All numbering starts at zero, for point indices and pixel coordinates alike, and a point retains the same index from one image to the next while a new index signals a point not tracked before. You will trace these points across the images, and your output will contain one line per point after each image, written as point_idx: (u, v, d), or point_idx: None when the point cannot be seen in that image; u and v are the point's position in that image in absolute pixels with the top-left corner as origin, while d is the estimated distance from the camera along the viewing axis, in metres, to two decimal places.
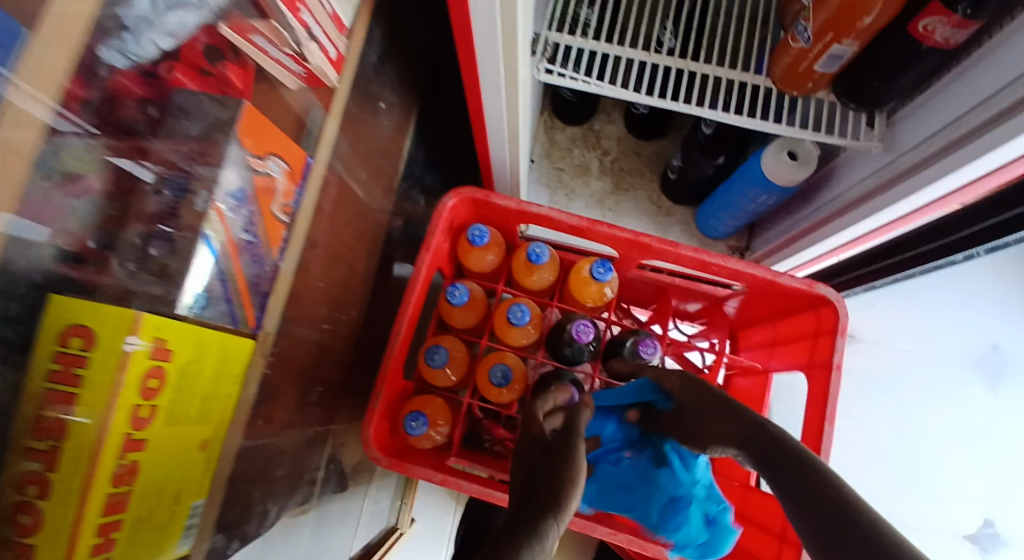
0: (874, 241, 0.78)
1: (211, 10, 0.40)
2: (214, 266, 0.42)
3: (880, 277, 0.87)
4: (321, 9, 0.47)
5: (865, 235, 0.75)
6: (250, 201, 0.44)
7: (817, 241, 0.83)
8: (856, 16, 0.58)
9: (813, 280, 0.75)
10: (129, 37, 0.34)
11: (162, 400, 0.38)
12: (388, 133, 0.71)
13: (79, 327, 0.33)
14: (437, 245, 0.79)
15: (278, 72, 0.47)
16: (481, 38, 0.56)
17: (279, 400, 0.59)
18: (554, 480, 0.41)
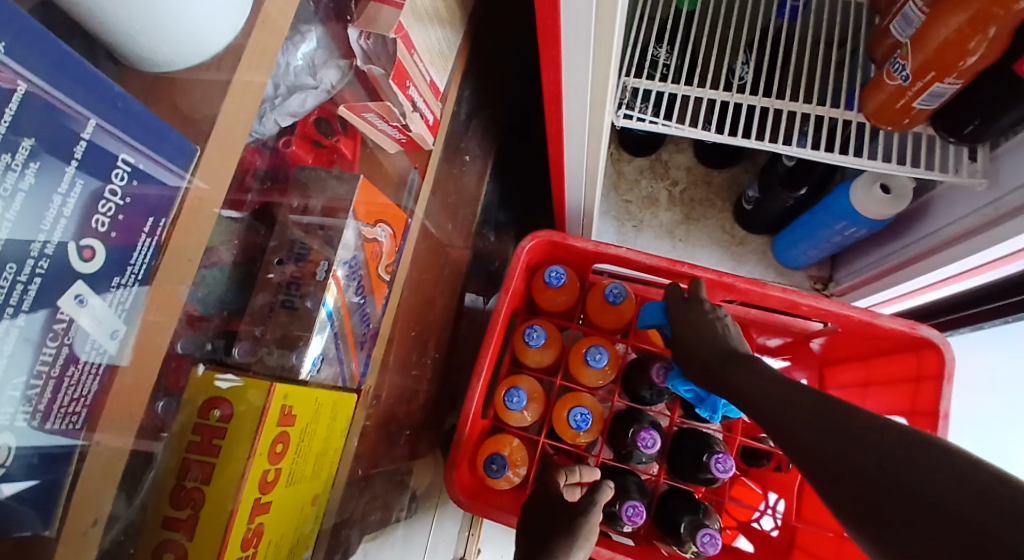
0: (968, 283, 0.72)
1: (325, 90, 0.45)
2: (331, 331, 0.44)
3: (960, 327, 0.81)
4: (422, 80, 0.50)
5: (965, 274, 0.69)
6: (359, 266, 0.47)
7: (909, 278, 0.78)
8: (958, 57, 0.56)
9: (916, 321, 0.71)
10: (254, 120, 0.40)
11: (284, 464, 0.39)
12: (470, 183, 0.77)
13: (218, 400, 0.35)
14: (514, 287, 0.80)
15: (380, 138, 0.52)
16: (568, 91, 0.57)
17: (370, 444, 0.61)
18: (553, 555, 0.51)
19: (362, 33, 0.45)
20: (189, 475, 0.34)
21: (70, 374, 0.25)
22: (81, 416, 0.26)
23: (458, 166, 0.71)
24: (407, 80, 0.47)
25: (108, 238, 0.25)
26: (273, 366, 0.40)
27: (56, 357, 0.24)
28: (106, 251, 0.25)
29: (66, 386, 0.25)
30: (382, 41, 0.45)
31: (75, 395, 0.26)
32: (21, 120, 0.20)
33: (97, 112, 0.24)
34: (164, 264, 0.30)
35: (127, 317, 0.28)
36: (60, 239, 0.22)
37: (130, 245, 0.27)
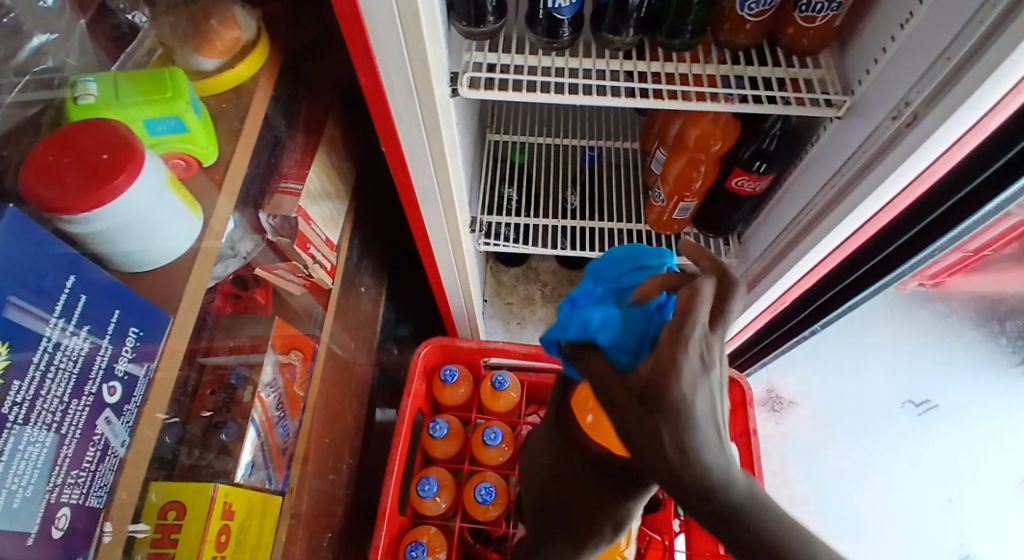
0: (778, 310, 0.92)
1: (242, 257, 0.60)
2: (257, 440, 0.55)
3: (788, 342, 0.99)
4: (319, 240, 0.67)
5: (755, 319, 0.94)
6: (278, 385, 0.59)
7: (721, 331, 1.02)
8: (689, 183, 0.85)
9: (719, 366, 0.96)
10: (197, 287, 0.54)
11: (227, 552, 0.48)
12: (367, 306, 0.93)
13: (174, 503, 0.46)
14: (415, 389, 0.94)
15: (287, 286, 0.68)
16: (430, 218, 0.77)
17: (295, 550, 0.69)
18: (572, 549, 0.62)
19: (270, 216, 0.60)
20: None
21: (98, 473, 0.35)
22: (101, 505, 0.36)
23: (354, 296, 0.87)
24: (308, 244, 0.64)
25: (124, 379, 0.37)
26: (216, 472, 0.51)
27: (90, 464, 0.35)
28: (122, 388, 0.37)
29: (96, 479, 0.35)
30: (286, 220, 0.61)
31: (98, 488, 0.36)
32: (82, 315, 0.34)
33: (123, 301, 0.38)
34: (152, 394, 0.40)
35: (130, 434, 0.38)
36: (97, 383, 0.35)
37: (135, 382, 0.38)
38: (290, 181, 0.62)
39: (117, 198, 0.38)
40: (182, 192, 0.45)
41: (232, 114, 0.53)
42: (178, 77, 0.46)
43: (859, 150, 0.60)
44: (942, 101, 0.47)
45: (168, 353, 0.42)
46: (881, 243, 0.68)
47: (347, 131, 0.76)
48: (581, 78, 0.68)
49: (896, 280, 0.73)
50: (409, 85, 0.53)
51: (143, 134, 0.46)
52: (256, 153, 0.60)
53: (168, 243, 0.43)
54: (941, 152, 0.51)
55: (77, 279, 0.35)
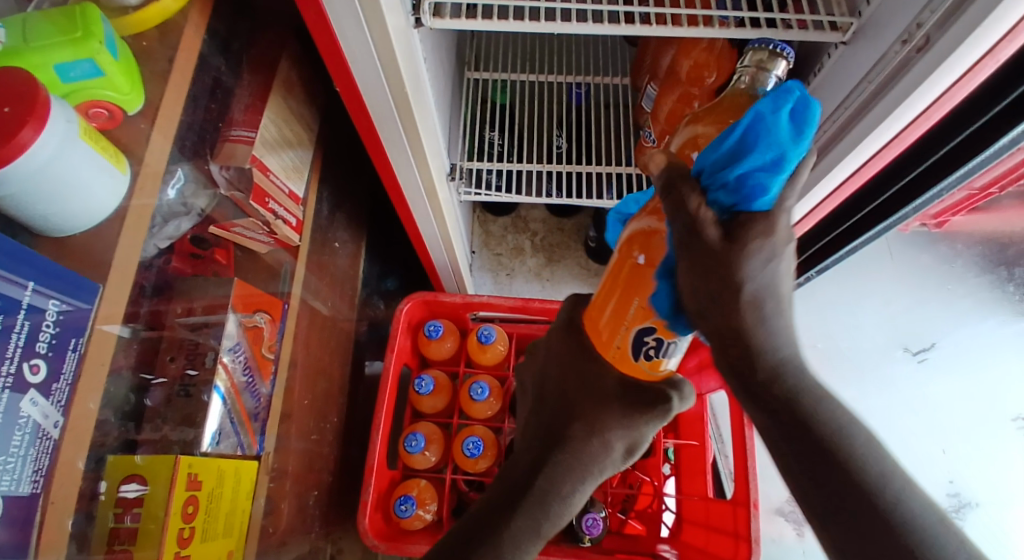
0: None
1: (197, 213, 0.56)
2: (223, 407, 0.53)
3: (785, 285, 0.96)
4: (281, 193, 0.63)
5: None
6: (244, 348, 0.57)
7: None
8: None
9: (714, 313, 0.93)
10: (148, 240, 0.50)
11: (198, 521, 0.48)
12: (345, 261, 0.90)
13: (135, 476, 0.46)
14: (400, 344, 0.92)
15: (252, 244, 0.64)
16: (398, 163, 0.72)
17: (282, 510, 0.70)
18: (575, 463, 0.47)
19: (223, 167, 0.56)
20: (121, 530, 0.44)
21: (30, 457, 0.35)
22: (41, 490, 0.36)
23: (329, 251, 0.83)
24: (267, 197, 0.60)
25: (47, 357, 0.36)
26: (177, 443, 0.50)
27: (19, 448, 0.34)
28: (47, 366, 0.36)
29: (28, 465, 0.35)
30: (241, 171, 0.56)
31: (34, 473, 0.36)
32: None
33: (40, 271, 0.36)
34: (85, 370, 0.40)
35: (65, 414, 0.38)
36: (14, 363, 0.34)
37: (62, 360, 0.37)
38: (240, 129, 0.57)
39: (24, 155, 0.34)
40: (101, 144, 0.41)
41: (158, 54, 0.49)
42: (91, 12, 0.40)
43: (862, 81, 0.54)
44: (952, 27, 0.42)
45: (98, 332, 0.41)
46: (883, 184, 0.64)
47: (309, 71, 0.69)
48: (558, 2, 0.60)
49: (898, 223, 0.70)
50: (357, 14, 0.47)
51: (56, 82, 0.40)
52: (193, 99, 0.54)
53: (95, 205, 0.41)
54: (949, 85, 0.46)
55: None
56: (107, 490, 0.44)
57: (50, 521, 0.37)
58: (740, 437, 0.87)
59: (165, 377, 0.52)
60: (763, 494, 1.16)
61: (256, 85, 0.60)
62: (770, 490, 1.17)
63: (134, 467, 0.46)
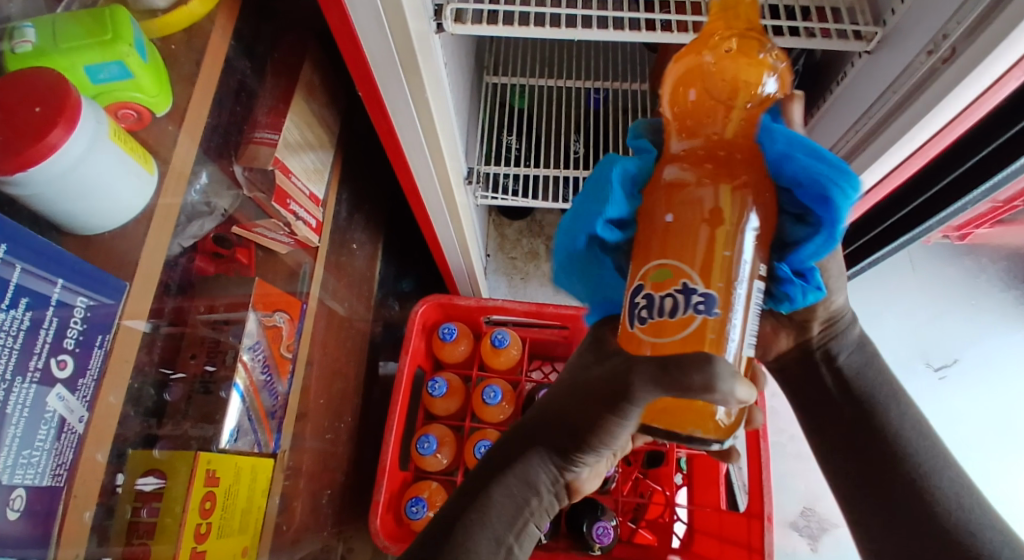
0: None
1: (220, 213, 0.58)
2: (242, 405, 0.53)
3: None
4: (302, 194, 0.64)
5: None
6: (263, 347, 0.57)
7: None
8: None
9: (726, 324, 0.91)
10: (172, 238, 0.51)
11: (214, 518, 0.49)
12: (362, 262, 0.91)
13: (154, 471, 0.47)
14: (414, 346, 0.92)
15: (273, 244, 0.64)
16: (416, 166, 0.72)
17: (296, 508, 0.70)
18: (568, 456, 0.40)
19: (246, 168, 0.57)
20: (139, 524, 0.45)
21: (55, 451, 0.36)
22: (63, 483, 0.37)
23: (346, 253, 0.84)
24: (288, 199, 0.61)
25: (74, 353, 0.37)
26: (196, 440, 0.51)
27: (44, 441, 0.35)
28: (73, 362, 0.37)
29: (52, 459, 0.35)
30: (264, 172, 0.57)
31: (57, 466, 0.36)
32: (21, 285, 0.33)
33: (70, 269, 0.37)
34: (109, 369, 0.41)
35: (89, 409, 0.39)
36: (43, 358, 0.35)
37: (87, 356, 0.38)
38: (264, 132, 0.58)
39: (54, 154, 0.35)
40: (129, 145, 0.42)
41: (184, 58, 0.50)
42: (120, 15, 0.41)
43: (888, 90, 0.54)
44: (981, 36, 0.41)
45: (122, 326, 0.42)
46: (907, 194, 0.62)
47: (331, 74, 0.70)
48: (579, 8, 0.60)
49: (923, 235, 0.68)
50: (379, 19, 0.48)
51: (85, 83, 0.41)
52: (218, 102, 0.55)
53: (122, 204, 0.42)
54: (977, 95, 0.45)
55: (9, 245, 0.32)
56: (125, 482, 0.45)
57: (72, 514, 0.38)
58: (755, 448, 0.86)
59: (185, 373, 0.52)
60: (777, 506, 1.15)
61: (279, 88, 0.61)
62: (784, 503, 1.15)
63: (155, 462, 0.47)
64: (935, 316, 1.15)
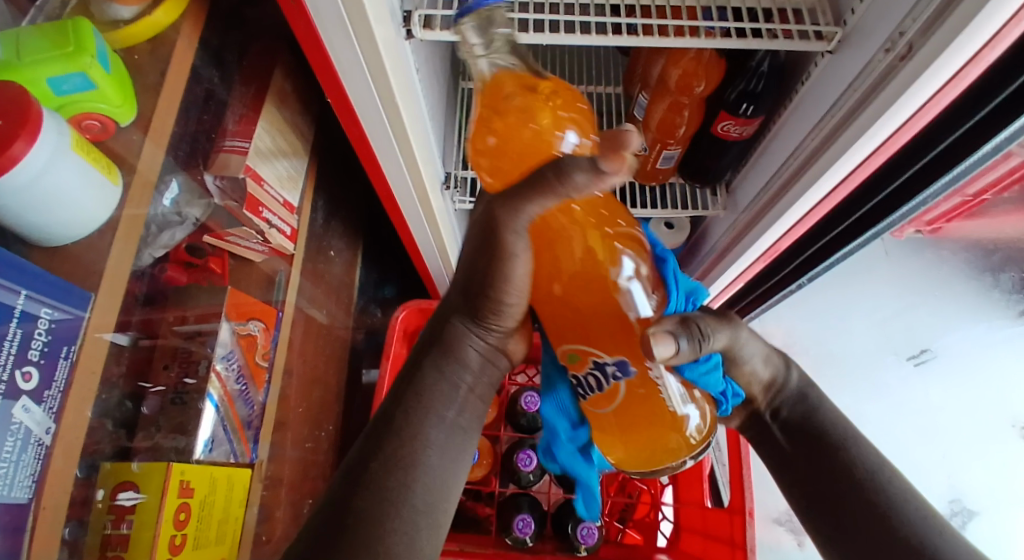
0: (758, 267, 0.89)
1: (192, 223, 0.58)
2: (216, 414, 0.53)
3: (776, 292, 0.97)
4: (275, 202, 0.64)
5: (742, 273, 0.90)
6: (237, 356, 0.57)
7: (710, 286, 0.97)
8: (673, 128, 0.79)
9: None
10: (141, 247, 0.52)
11: (189, 529, 0.49)
12: (341, 269, 0.91)
13: (125, 485, 0.46)
14: (395, 352, 0.92)
15: (247, 252, 0.64)
16: (390, 170, 0.72)
17: (277, 518, 0.70)
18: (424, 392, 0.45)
19: (217, 177, 0.57)
20: (113, 537, 0.45)
21: (23, 462, 0.35)
22: (32, 496, 0.37)
23: (324, 259, 0.83)
24: (260, 207, 0.60)
25: (39, 364, 0.37)
26: (169, 450, 0.50)
27: (11, 453, 0.34)
28: (39, 374, 0.37)
29: (21, 470, 0.35)
30: (235, 181, 0.57)
31: (25, 479, 0.36)
32: None
33: (34, 280, 0.37)
34: (75, 380, 0.40)
35: (56, 421, 0.39)
36: (7, 370, 0.34)
37: (53, 368, 0.38)
38: (235, 140, 0.58)
39: (16, 167, 0.35)
40: (93, 155, 0.42)
41: (149, 67, 0.50)
42: (83, 25, 0.41)
43: (849, 88, 0.55)
44: (935, 34, 0.43)
45: (88, 337, 0.42)
46: (868, 193, 0.64)
47: (302, 80, 0.70)
48: (546, 14, 0.61)
49: (885, 230, 0.70)
50: (345, 27, 0.48)
51: (48, 96, 0.41)
52: (185, 111, 0.55)
53: (86, 216, 0.41)
54: (935, 90, 0.46)
55: None
56: (102, 496, 0.45)
57: (41, 529, 0.38)
58: (736, 443, 0.88)
59: (160, 385, 0.52)
60: (761, 502, 1.16)
61: (248, 96, 0.61)
62: (772, 497, 1.17)
63: (127, 474, 0.46)
64: (902, 304, 1.19)
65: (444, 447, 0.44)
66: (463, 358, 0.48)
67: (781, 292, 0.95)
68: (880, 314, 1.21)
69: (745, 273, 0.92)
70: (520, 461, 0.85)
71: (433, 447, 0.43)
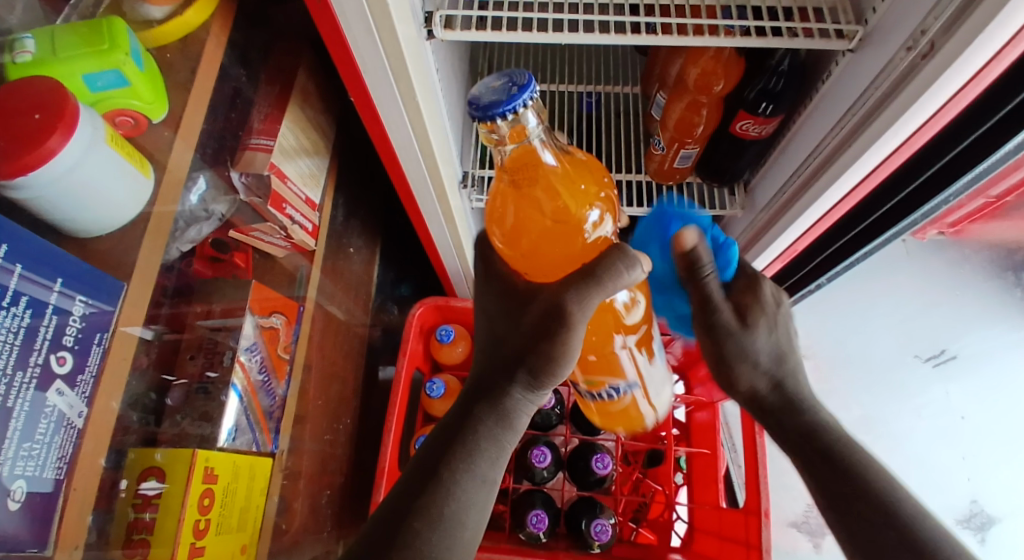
0: (777, 267, 0.88)
1: (217, 218, 0.60)
2: (240, 404, 0.55)
3: (795, 291, 0.95)
4: (298, 199, 0.66)
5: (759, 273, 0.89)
6: (261, 348, 0.59)
7: None
8: (692, 127, 0.78)
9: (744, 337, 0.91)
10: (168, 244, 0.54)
11: (213, 514, 0.50)
12: (360, 266, 0.92)
13: (152, 469, 0.47)
14: (412, 349, 0.92)
15: (270, 248, 0.66)
16: (410, 167, 0.73)
17: (295, 509, 0.71)
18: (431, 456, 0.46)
19: (242, 174, 0.59)
20: (140, 521, 0.46)
21: (54, 445, 0.37)
22: (63, 475, 0.38)
23: (343, 256, 0.85)
24: (283, 203, 0.62)
25: (72, 350, 0.38)
26: (194, 438, 0.51)
27: (44, 436, 0.36)
28: (72, 359, 0.38)
29: (52, 452, 0.37)
30: (260, 177, 0.59)
31: (56, 460, 0.37)
32: (20, 286, 0.35)
33: (67, 270, 0.39)
34: (108, 366, 0.42)
35: (88, 405, 0.40)
36: (43, 354, 0.36)
37: (85, 354, 0.40)
38: (260, 138, 0.60)
39: (54, 160, 0.36)
40: (126, 149, 0.43)
41: (179, 66, 0.51)
42: (116, 25, 0.42)
43: (870, 86, 0.55)
44: (956, 33, 0.43)
45: (119, 328, 0.43)
46: (887, 192, 0.63)
47: (324, 80, 0.72)
48: (566, 13, 0.62)
49: (907, 228, 0.69)
50: (369, 25, 0.49)
51: (84, 91, 0.43)
52: (212, 109, 0.57)
53: (122, 208, 0.43)
54: (959, 87, 0.46)
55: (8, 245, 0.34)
56: (128, 486, 0.47)
57: (71, 509, 0.39)
58: (751, 441, 0.87)
59: (184, 378, 0.54)
60: (779, 506, 1.15)
61: (273, 95, 0.63)
62: (789, 500, 1.15)
63: (154, 461, 0.48)
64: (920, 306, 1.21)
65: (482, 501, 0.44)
66: (513, 421, 0.47)
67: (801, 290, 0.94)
68: (898, 319, 1.21)
69: (764, 273, 0.91)
70: (534, 457, 0.86)
71: (472, 507, 0.43)
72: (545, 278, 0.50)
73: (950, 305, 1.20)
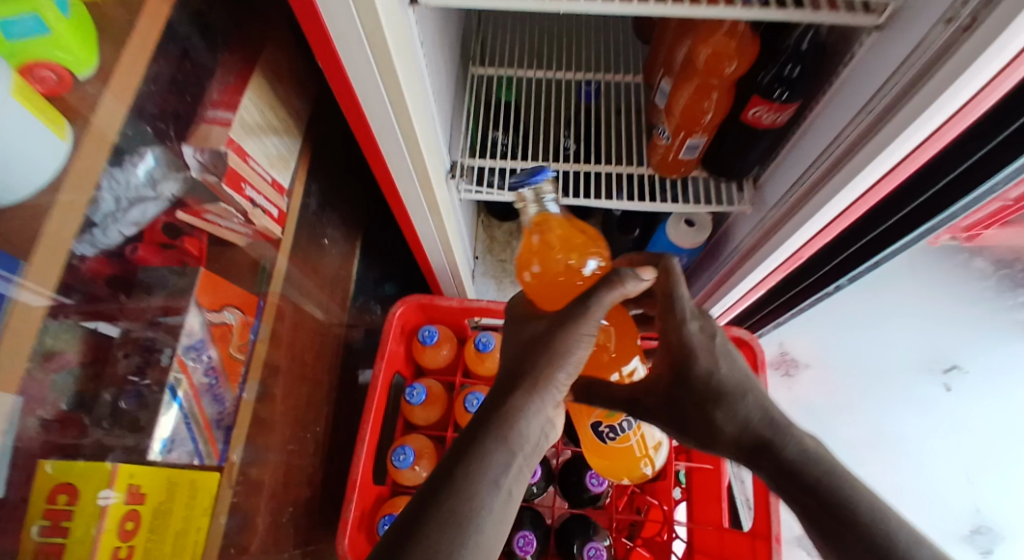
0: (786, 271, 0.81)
1: (167, 199, 0.51)
2: (179, 411, 0.48)
3: (806, 298, 0.88)
4: (262, 181, 0.59)
5: (767, 277, 0.82)
6: (209, 346, 0.52)
7: (730, 290, 0.89)
8: (699, 116, 0.71)
9: (751, 335, 0.81)
10: (97, 232, 0.43)
11: (138, 540, 0.44)
12: (336, 261, 0.85)
13: (65, 486, 0.40)
14: (391, 351, 0.84)
15: (229, 234, 0.59)
16: (390, 150, 0.65)
17: (253, 528, 0.63)
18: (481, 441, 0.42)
19: (197, 150, 0.52)
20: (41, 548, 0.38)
21: None
22: None
23: (317, 248, 0.77)
24: (243, 183, 0.55)
25: None
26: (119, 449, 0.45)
27: None
28: None
29: None
30: (216, 154, 0.53)
31: None
32: None
33: None
34: None
35: None
36: None
37: None
38: (218, 111, 0.54)
39: None
40: (36, 103, 0.36)
41: None
42: None
43: (902, 65, 0.48)
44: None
45: (18, 310, 0.37)
46: (917, 185, 0.56)
47: (296, 51, 0.64)
48: None
49: (937, 227, 0.62)
50: None
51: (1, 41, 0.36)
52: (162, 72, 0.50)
53: (32, 178, 0.36)
54: (1008, 63, 0.39)
55: None
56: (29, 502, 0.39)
57: None
58: None
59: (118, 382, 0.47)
60: (781, 522, 1.09)
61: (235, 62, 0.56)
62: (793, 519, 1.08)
63: (69, 473, 0.40)
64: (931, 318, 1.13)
65: (500, 513, 0.41)
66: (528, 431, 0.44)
67: (815, 295, 0.87)
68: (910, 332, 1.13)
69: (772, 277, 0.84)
70: None
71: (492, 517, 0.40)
72: (557, 307, 0.53)
73: (962, 315, 1.10)
